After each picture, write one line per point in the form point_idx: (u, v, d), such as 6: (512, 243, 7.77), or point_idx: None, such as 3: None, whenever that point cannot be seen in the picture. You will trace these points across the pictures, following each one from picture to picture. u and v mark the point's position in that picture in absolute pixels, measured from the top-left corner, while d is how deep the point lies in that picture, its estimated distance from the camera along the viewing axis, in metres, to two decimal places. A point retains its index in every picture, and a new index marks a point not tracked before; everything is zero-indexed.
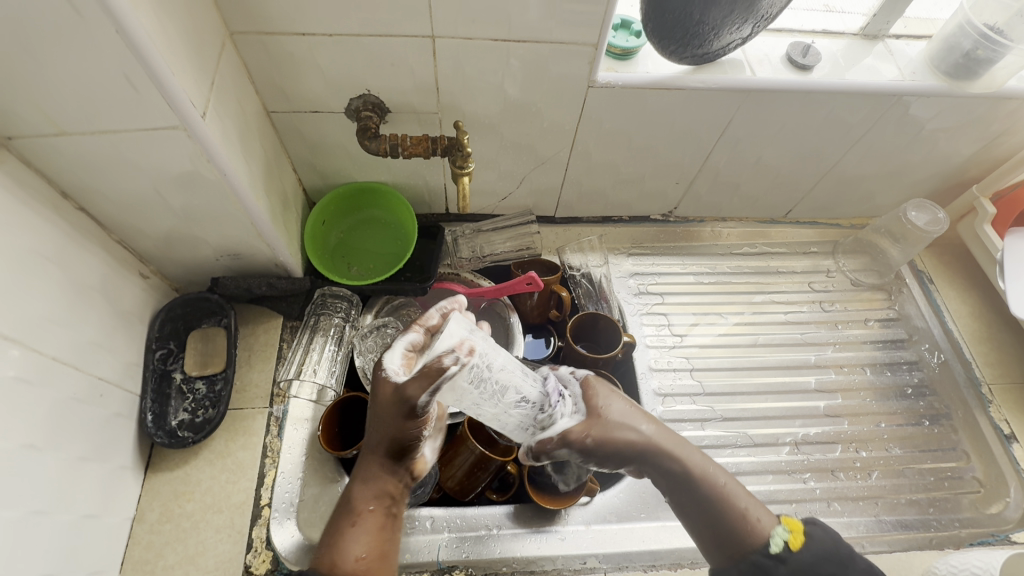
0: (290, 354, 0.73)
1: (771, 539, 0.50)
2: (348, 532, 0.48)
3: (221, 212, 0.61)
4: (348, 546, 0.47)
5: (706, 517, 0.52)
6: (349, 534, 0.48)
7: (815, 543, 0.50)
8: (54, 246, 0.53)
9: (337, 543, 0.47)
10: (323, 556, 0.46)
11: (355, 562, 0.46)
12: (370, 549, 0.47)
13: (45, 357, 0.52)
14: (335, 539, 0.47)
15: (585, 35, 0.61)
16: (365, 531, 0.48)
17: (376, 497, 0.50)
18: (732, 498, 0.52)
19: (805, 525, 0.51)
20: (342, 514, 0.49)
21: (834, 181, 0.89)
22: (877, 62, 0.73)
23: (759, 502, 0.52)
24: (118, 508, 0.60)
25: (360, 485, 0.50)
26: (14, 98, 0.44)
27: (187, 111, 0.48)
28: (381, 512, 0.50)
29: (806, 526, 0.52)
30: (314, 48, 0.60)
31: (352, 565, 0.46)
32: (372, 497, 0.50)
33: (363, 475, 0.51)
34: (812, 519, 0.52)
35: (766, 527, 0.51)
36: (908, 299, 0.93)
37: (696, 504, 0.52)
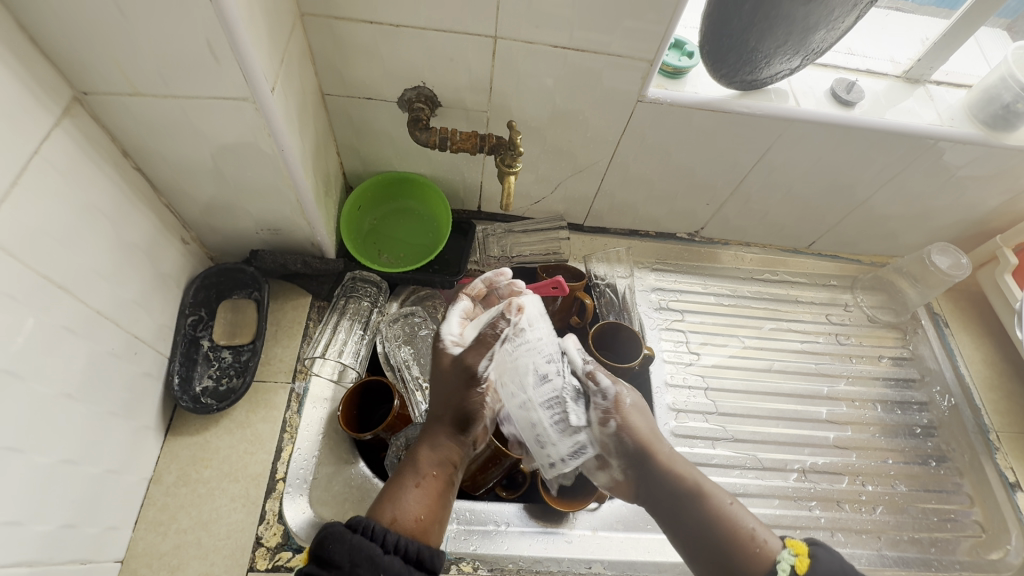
0: (316, 334, 0.75)
1: (776, 564, 0.49)
2: (409, 490, 0.52)
3: (271, 186, 0.62)
4: (406, 502, 0.51)
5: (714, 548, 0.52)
6: (408, 491, 0.52)
7: (822, 565, 0.47)
8: (110, 202, 0.54)
9: (397, 499, 0.51)
10: (383, 508, 0.50)
11: (414, 521, 0.49)
12: (424, 510, 0.51)
13: (91, 309, 0.52)
14: (396, 495, 0.51)
15: (641, 51, 0.62)
16: (425, 495, 0.52)
17: (438, 469, 0.55)
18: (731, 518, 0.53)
19: (810, 549, 0.49)
20: (404, 475, 0.54)
21: (860, 218, 0.91)
22: (918, 106, 0.75)
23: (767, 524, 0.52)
24: (137, 468, 0.60)
25: (428, 450, 0.56)
26: (98, 56, 0.45)
27: (259, 85, 0.49)
28: (441, 478, 0.54)
29: (812, 549, 0.49)
30: (379, 37, 0.61)
31: (411, 523, 0.49)
32: (433, 463, 0.55)
33: (428, 443, 0.57)
34: (815, 541, 0.50)
35: (770, 551, 0.50)
36: (922, 340, 0.94)
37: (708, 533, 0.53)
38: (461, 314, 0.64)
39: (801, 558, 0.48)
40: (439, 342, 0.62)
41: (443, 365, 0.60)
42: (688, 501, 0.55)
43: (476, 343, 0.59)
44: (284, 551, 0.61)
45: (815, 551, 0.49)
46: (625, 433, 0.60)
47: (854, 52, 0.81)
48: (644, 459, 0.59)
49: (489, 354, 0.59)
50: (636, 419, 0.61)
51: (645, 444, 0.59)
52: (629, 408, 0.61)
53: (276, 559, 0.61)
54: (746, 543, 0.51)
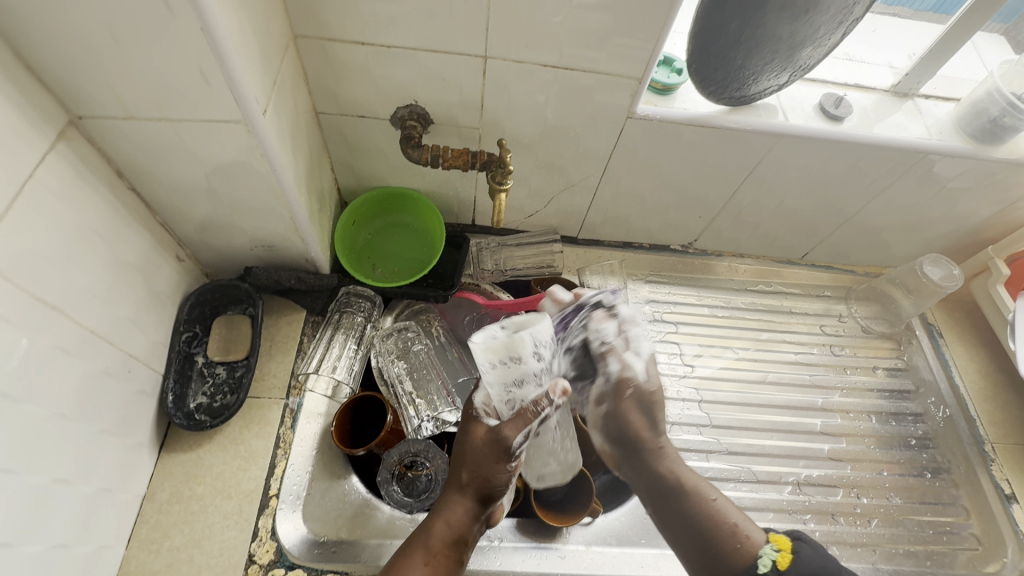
0: (311, 349, 0.75)
1: (758, 559, 0.54)
2: (414, 568, 0.50)
3: (264, 205, 0.63)
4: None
5: (696, 538, 0.57)
6: (412, 569, 0.50)
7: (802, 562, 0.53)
8: (105, 223, 0.55)
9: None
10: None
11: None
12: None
13: (85, 328, 0.53)
14: (401, 566, 0.50)
15: (630, 69, 0.63)
16: (430, 570, 0.50)
17: (449, 542, 0.52)
18: (721, 514, 0.58)
19: (793, 543, 0.55)
20: (412, 551, 0.51)
21: (852, 229, 0.91)
22: (906, 119, 0.76)
23: (751, 520, 0.57)
24: (131, 486, 0.61)
25: (440, 526, 0.53)
26: (93, 82, 0.46)
27: (251, 108, 0.50)
28: (447, 556, 0.52)
29: (795, 544, 0.55)
30: (370, 57, 0.62)
31: None
32: (442, 538, 0.52)
33: (442, 516, 0.53)
34: (798, 536, 0.55)
35: (755, 545, 0.55)
36: (917, 351, 0.94)
37: (698, 529, 0.57)
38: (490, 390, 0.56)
39: (783, 552, 0.54)
40: (473, 412, 0.57)
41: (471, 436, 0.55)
42: (680, 496, 0.60)
43: (512, 416, 0.53)
44: (277, 568, 0.61)
45: (798, 546, 0.55)
46: (621, 415, 0.61)
47: (851, 56, 0.83)
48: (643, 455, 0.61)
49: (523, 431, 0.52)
50: (631, 411, 0.61)
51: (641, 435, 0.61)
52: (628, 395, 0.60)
53: None
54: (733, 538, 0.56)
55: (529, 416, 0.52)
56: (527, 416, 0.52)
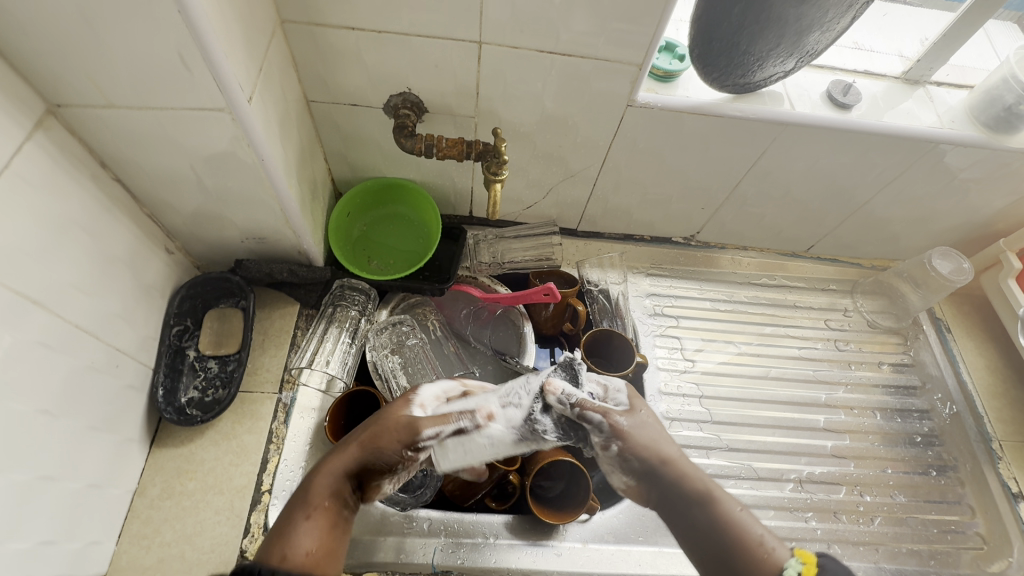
0: (304, 342, 0.74)
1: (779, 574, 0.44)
2: (297, 523, 0.45)
3: (254, 196, 0.62)
4: (298, 537, 0.44)
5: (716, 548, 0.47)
6: (299, 525, 0.45)
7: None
8: (89, 214, 0.53)
9: (288, 535, 0.44)
10: (272, 549, 0.43)
11: (306, 555, 0.43)
12: (319, 544, 0.44)
13: (68, 323, 0.51)
14: (282, 533, 0.44)
15: (630, 55, 0.60)
16: (315, 527, 0.45)
17: (334, 499, 0.48)
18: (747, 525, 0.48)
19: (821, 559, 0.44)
20: (295, 507, 0.47)
21: (860, 221, 0.89)
22: (916, 107, 0.73)
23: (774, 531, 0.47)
24: (121, 481, 0.60)
25: (319, 478, 0.49)
26: (70, 68, 0.45)
27: (235, 96, 0.48)
28: (334, 508, 0.47)
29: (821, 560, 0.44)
30: (361, 43, 0.60)
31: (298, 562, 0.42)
32: (326, 490, 0.48)
33: (319, 468, 0.50)
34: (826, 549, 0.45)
35: (777, 559, 0.45)
36: (924, 346, 0.92)
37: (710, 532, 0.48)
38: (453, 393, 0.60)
39: (808, 566, 0.43)
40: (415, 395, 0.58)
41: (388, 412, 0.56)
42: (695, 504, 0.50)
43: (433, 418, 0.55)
44: None
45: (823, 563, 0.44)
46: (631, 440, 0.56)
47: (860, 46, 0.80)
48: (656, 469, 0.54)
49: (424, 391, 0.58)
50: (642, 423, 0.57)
51: (651, 448, 0.55)
52: (627, 428, 0.56)
53: None
54: (753, 549, 0.46)
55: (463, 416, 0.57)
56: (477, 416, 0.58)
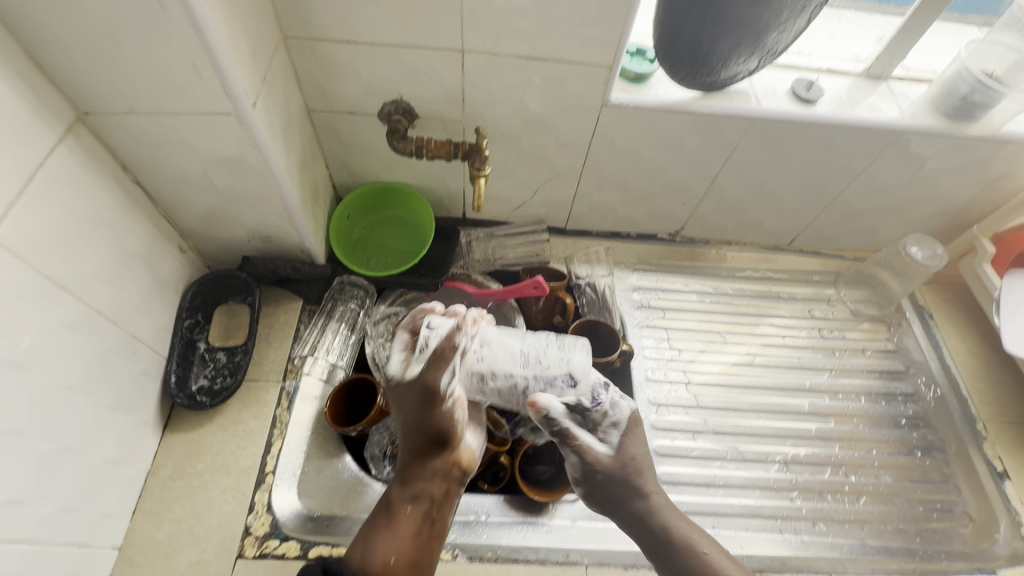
0: (307, 335, 0.79)
1: None
2: (382, 534, 0.53)
3: (260, 195, 0.67)
4: (378, 546, 0.52)
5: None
6: (384, 537, 0.53)
7: None
8: (111, 212, 0.59)
9: (372, 543, 0.52)
10: (357, 552, 0.52)
11: (384, 563, 0.50)
12: (397, 553, 0.52)
13: (91, 308, 0.56)
14: (367, 540, 0.53)
15: (601, 58, 0.66)
16: (394, 536, 0.53)
17: (412, 502, 0.56)
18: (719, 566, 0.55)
19: None
20: (380, 515, 0.56)
21: (837, 213, 0.92)
22: (879, 101, 0.78)
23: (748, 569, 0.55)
24: (135, 461, 0.64)
25: (405, 493, 0.57)
26: (96, 80, 0.50)
27: (241, 100, 0.54)
28: (415, 515, 0.56)
29: None
30: (356, 55, 0.66)
31: (379, 567, 0.50)
32: (410, 500, 0.56)
33: (406, 481, 0.58)
34: None
35: None
36: (907, 333, 0.94)
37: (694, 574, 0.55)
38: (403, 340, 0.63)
39: None
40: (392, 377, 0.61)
41: (404, 399, 0.60)
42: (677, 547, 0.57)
43: (432, 364, 0.59)
44: (271, 539, 0.64)
45: None
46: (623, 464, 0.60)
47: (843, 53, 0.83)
48: (631, 498, 0.59)
49: (449, 371, 0.58)
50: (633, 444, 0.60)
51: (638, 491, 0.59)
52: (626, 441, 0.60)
53: (264, 547, 0.64)
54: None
55: (445, 353, 0.58)
56: (444, 356, 0.58)
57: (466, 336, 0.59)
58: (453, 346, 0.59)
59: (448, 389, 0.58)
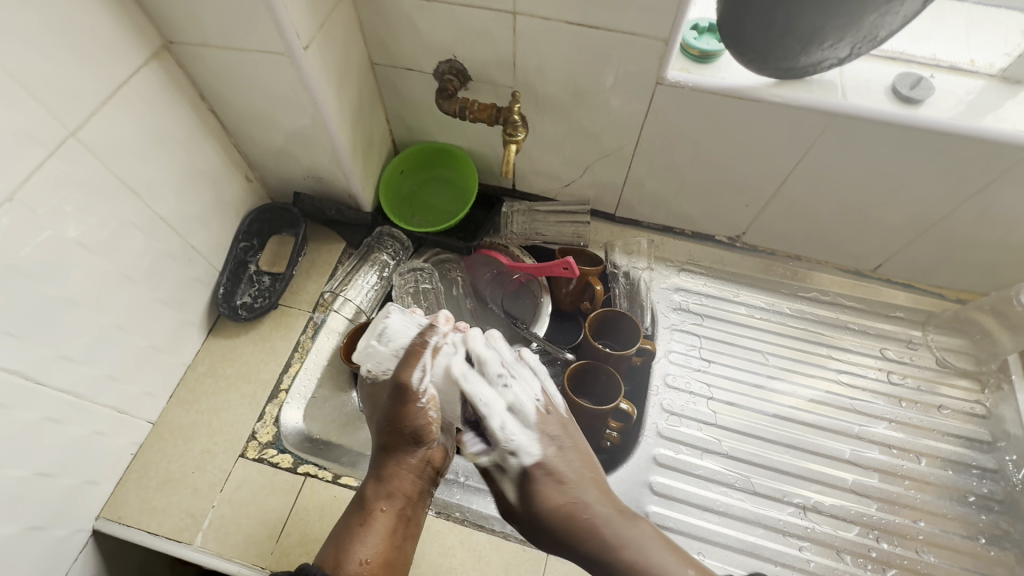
0: (339, 274, 0.84)
1: None
2: (358, 534, 0.58)
3: (312, 137, 0.73)
4: (356, 546, 0.57)
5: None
6: (358, 537, 0.58)
7: None
8: (185, 133, 0.67)
9: (351, 544, 0.57)
10: (337, 555, 0.57)
11: (360, 562, 0.56)
12: (373, 553, 0.57)
13: (155, 213, 0.65)
14: (345, 541, 0.58)
15: (657, 28, 0.61)
16: (372, 534, 0.58)
17: (388, 499, 0.61)
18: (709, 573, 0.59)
19: None
20: (355, 515, 0.60)
21: (937, 242, 0.78)
22: (1011, 110, 0.64)
23: None
24: (177, 353, 0.74)
25: (379, 489, 0.61)
26: (177, 12, 0.57)
27: (291, 40, 0.58)
28: (390, 515, 0.60)
29: None
30: (415, 11, 0.68)
31: (356, 565, 0.56)
32: (384, 499, 0.61)
33: (381, 478, 0.62)
34: None
35: None
36: (1006, 399, 0.78)
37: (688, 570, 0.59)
38: (387, 337, 0.65)
39: None
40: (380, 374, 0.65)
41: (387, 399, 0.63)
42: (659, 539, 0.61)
43: (407, 362, 0.62)
44: (271, 448, 0.71)
45: None
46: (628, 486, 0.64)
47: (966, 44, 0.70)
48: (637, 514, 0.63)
49: (419, 368, 0.62)
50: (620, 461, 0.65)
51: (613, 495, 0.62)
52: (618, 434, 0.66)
53: (264, 453, 0.71)
54: None
55: (415, 350, 0.63)
56: (415, 352, 0.63)
57: (438, 338, 0.64)
58: (422, 344, 0.63)
59: (420, 385, 0.62)
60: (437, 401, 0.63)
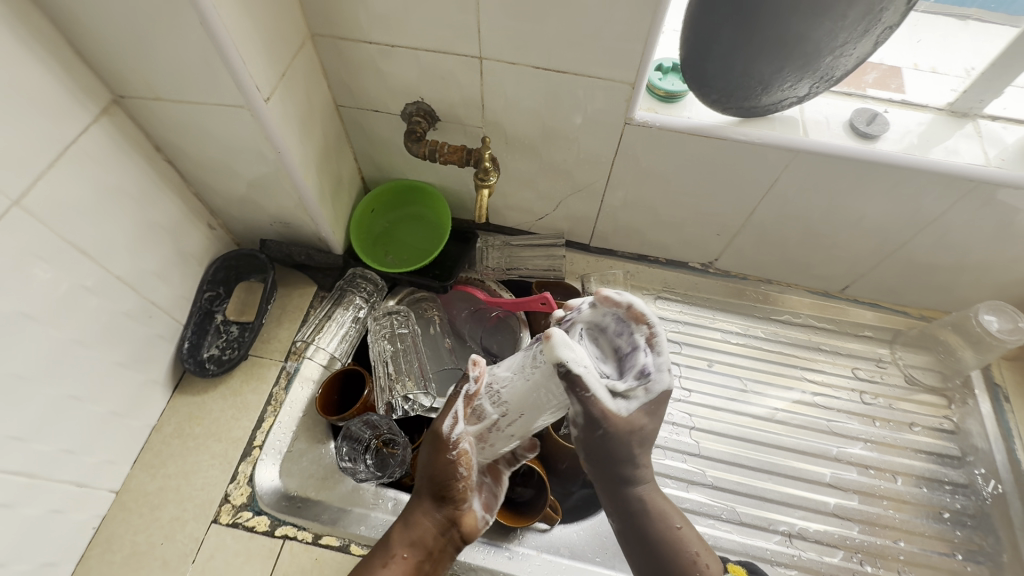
0: (312, 320, 0.82)
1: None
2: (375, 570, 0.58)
3: (277, 185, 0.70)
4: None
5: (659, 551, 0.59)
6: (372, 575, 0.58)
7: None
8: (141, 188, 0.64)
9: None
10: None
11: None
12: None
13: (111, 274, 0.62)
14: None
15: (622, 73, 0.62)
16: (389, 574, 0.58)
17: (412, 543, 0.59)
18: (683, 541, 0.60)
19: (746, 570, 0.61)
20: (377, 553, 0.60)
21: (900, 264, 0.81)
22: (960, 143, 0.67)
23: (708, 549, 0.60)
24: (140, 416, 0.70)
25: (403, 531, 0.60)
26: (126, 69, 0.55)
27: (252, 94, 0.56)
28: (409, 563, 0.59)
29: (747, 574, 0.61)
30: (378, 55, 0.67)
31: None
32: (406, 545, 0.59)
33: (407, 520, 0.61)
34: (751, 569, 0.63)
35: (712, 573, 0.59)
36: (972, 413, 0.81)
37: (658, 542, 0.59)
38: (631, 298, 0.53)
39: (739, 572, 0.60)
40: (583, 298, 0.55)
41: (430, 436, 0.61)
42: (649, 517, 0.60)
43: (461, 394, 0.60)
44: (246, 511, 0.68)
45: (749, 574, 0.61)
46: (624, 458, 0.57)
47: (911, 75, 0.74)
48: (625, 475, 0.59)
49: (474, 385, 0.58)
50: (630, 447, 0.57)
51: (624, 470, 0.58)
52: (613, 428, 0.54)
53: (238, 516, 0.67)
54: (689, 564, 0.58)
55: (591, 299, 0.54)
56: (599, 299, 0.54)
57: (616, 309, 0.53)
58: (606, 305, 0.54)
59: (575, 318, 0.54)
60: (469, 456, 0.60)
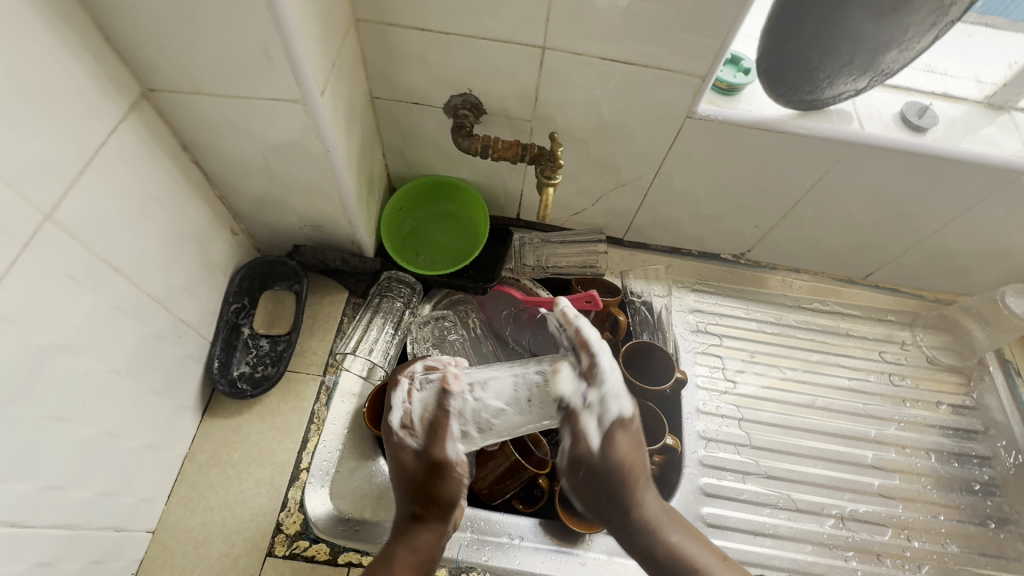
0: (349, 331, 0.76)
1: None
2: None
3: (316, 185, 0.64)
4: None
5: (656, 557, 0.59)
6: None
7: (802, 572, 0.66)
8: (169, 193, 0.57)
9: None
10: None
11: None
12: None
13: (143, 293, 0.55)
14: None
15: (694, 66, 0.60)
16: None
17: (416, 563, 0.56)
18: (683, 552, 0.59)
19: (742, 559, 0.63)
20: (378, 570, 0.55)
21: (926, 251, 0.84)
22: (1000, 134, 0.69)
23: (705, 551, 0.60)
24: (173, 445, 0.63)
25: (405, 551, 0.56)
26: (162, 58, 0.48)
27: (309, 87, 0.50)
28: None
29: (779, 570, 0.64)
30: (429, 44, 0.62)
31: None
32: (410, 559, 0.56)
33: (407, 541, 0.57)
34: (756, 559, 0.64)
35: None
36: (989, 389, 0.86)
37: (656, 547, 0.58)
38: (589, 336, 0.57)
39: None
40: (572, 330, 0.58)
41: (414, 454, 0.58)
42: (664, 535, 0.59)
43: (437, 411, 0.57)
44: (302, 540, 0.63)
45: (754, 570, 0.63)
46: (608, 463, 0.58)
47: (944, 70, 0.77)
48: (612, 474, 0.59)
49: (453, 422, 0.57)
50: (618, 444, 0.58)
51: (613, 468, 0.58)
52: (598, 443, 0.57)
53: (294, 547, 0.62)
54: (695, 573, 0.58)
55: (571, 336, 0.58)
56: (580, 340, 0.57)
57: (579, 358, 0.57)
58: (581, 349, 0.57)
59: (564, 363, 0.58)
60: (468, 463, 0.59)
